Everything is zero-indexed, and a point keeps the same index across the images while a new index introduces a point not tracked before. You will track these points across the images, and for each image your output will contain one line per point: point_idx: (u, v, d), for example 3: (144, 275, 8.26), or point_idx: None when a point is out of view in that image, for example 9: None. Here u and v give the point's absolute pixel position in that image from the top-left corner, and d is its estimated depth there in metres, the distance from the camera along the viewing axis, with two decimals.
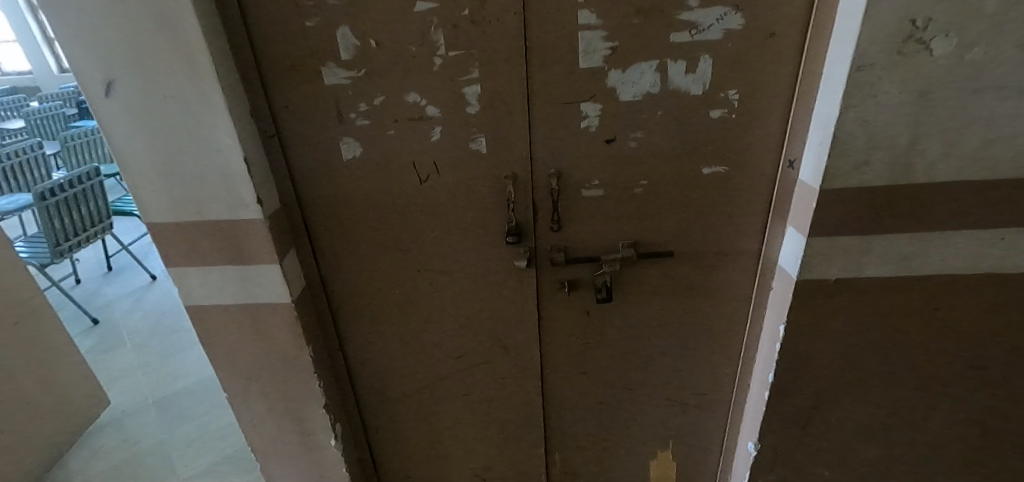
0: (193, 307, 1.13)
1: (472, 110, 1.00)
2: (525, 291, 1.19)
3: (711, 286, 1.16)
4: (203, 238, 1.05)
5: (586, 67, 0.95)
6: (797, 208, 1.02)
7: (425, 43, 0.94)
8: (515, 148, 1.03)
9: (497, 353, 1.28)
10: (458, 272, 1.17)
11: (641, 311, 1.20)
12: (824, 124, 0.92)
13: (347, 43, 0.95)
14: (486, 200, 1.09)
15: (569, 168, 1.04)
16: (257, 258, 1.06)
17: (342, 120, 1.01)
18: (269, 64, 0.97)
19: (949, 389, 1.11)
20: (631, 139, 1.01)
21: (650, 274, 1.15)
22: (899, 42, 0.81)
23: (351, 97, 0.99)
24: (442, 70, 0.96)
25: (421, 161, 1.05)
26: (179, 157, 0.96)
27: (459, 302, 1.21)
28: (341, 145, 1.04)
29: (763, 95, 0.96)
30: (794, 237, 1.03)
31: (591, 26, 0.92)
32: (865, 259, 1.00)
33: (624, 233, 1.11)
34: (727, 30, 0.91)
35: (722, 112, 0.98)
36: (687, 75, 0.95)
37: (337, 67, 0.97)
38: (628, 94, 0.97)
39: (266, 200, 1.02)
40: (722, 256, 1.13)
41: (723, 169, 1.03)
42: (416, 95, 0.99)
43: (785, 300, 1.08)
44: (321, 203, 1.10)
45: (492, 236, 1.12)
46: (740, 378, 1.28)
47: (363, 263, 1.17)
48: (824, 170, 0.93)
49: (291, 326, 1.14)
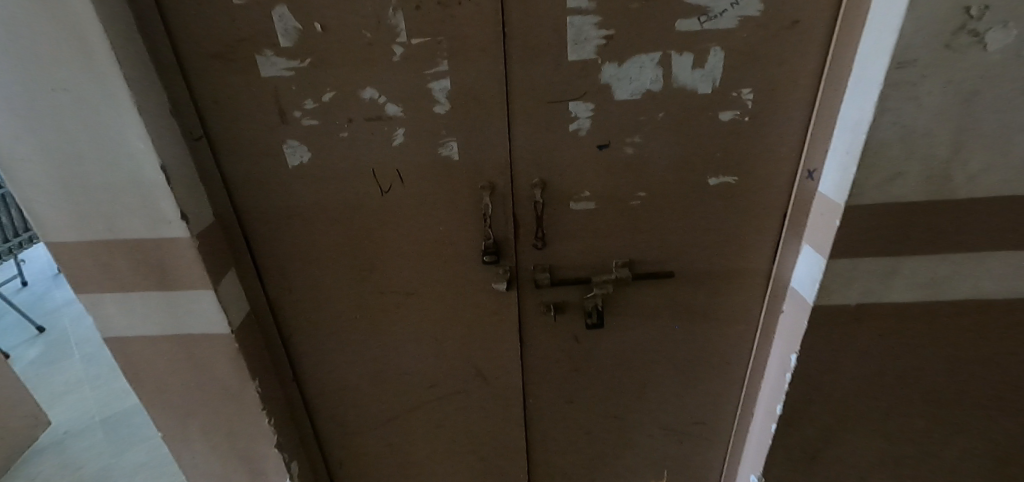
0: (115, 337, 0.96)
1: (440, 110, 0.84)
2: (505, 315, 1.04)
3: (715, 309, 1.03)
4: (118, 259, 0.87)
5: (576, 60, 0.80)
6: (816, 226, 0.88)
7: (382, 28, 0.78)
8: (492, 153, 0.88)
9: (473, 382, 1.13)
10: (427, 293, 1.02)
11: (635, 336, 1.07)
12: (852, 130, 0.78)
13: (286, 26, 0.78)
14: (459, 214, 0.93)
15: (555, 177, 0.90)
16: (187, 283, 0.89)
17: (285, 119, 0.85)
18: (189, 51, 0.79)
19: (970, 421, 1.01)
20: (627, 145, 0.87)
21: (647, 297, 1.02)
22: (949, 34, 0.68)
23: (295, 92, 0.83)
24: (402, 61, 0.80)
25: (382, 169, 0.89)
26: (81, 164, 0.79)
27: (430, 326, 1.06)
28: (285, 149, 0.87)
29: (782, 94, 0.82)
30: (812, 257, 0.90)
31: (583, 10, 0.76)
32: (889, 283, 0.88)
33: (617, 251, 0.97)
34: (743, 18, 0.76)
35: (734, 115, 0.84)
36: (695, 70, 0.80)
37: (275, 55, 0.80)
38: (624, 92, 0.82)
39: (193, 215, 0.85)
40: (728, 277, 0.99)
41: (732, 180, 0.89)
42: (372, 90, 0.83)
43: (798, 327, 0.96)
44: (265, 215, 0.94)
45: (466, 253, 0.98)
46: (743, 407, 1.15)
47: (317, 284, 1.01)
48: (851, 184, 0.79)
49: (232, 358, 0.98)
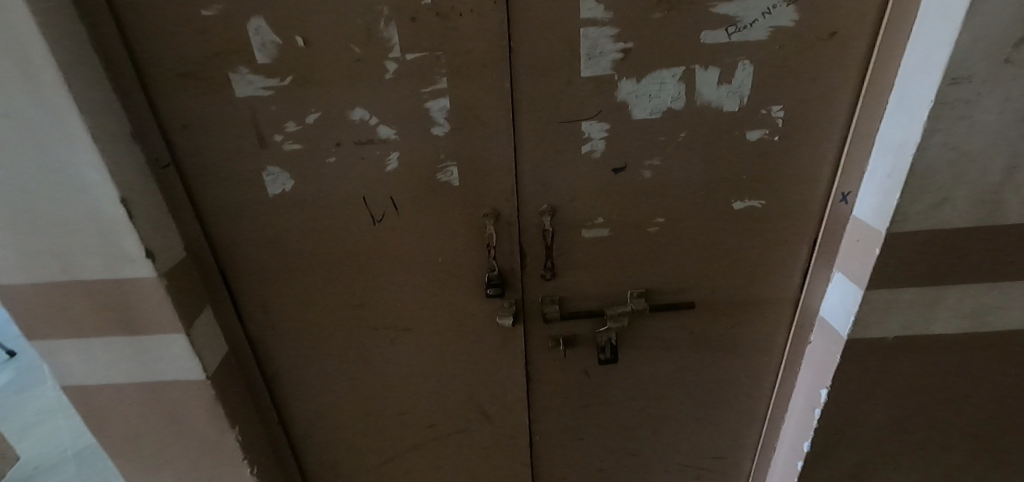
0: (76, 386, 0.86)
1: (439, 132, 0.76)
2: (510, 350, 0.96)
3: (737, 340, 0.95)
4: (76, 302, 0.77)
5: (590, 76, 0.72)
6: (850, 253, 0.81)
7: (372, 42, 0.69)
8: (497, 178, 0.79)
9: (476, 420, 1.04)
10: (425, 329, 0.93)
11: (651, 369, 0.98)
12: (895, 152, 0.71)
13: (263, 40, 0.69)
14: (460, 243, 0.85)
15: (566, 202, 0.82)
16: (155, 327, 0.80)
17: (264, 143, 0.76)
18: (153, 69, 0.70)
19: (1013, 457, 0.93)
20: (645, 168, 0.79)
21: (664, 329, 0.94)
22: (1010, 46, 0.61)
23: (275, 113, 0.74)
24: (396, 78, 0.72)
25: (374, 196, 0.80)
26: (28, 198, 0.69)
27: (428, 363, 0.97)
28: (265, 176, 0.78)
29: (815, 112, 0.75)
30: (845, 287, 0.83)
31: (599, 21, 0.68)
32: (929, 314, 0.81)
33: (633, 281, 0.89)
34: (776, 29, 0.69)
35: (762, 134, 0.76)
36: (721, 86, 0.73)
37: (252, 73, 0.71)
38: (643, 110, 0.74)
39: (161, 252, 0.76)
40: (752, 306, 0.92)
41: (758, 204, 0.82)
42: (362, 110, 0.74)
43: (829, 360, 0.88)
44: (243, 248, 0.84)
45: (468, 285, 0.89)
46: (765, 441, 1.07)
47: (302, 320, 0.92)
48: (893, 210, 0.72)
49: (208, 406, 0.88)
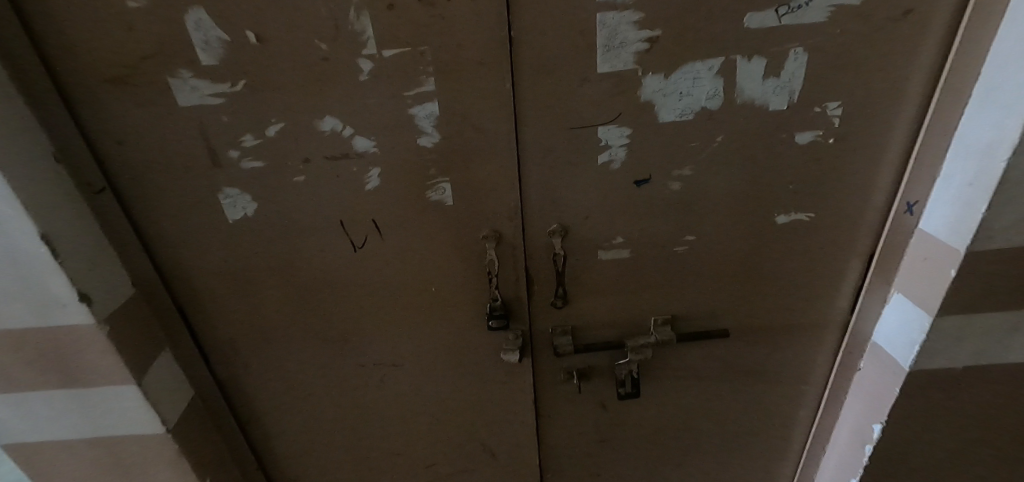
0: (15, 445, 0.74)
1: (427, 143, 0.63)
2: (518, 385, 0.84)
3: (776, 367, 0.84)
4: (4, 352, 0.65)
5: (608, 72, 0.59)
6: (914, 273, 0.69)
7: (341, 36, 0.57)
8: (498, 194, 0.67)
9: (479, 459, 0.93)
10: (419, 364, 0.82)
11: (676, 401, 0.87)
12: (981, 156, 0.58)
13: (206, 36, 0.56)
14: (458, 269, 0.73)
15: (580, 220, 0.69)
16: (101, 378, 0.68)
17: (218, 161, 0.63)
18: (75, 74, 0.57)
19: None
20: (672, 179, 0.66)
21: (691, 357, 0.82)
22: None
23: (228, 125, 0.61)
24: (373, 80, 0.59)
25: (354, 219, 0.68)
26: None
27: (424, 400, 0.86)
28: (222, 200, 0.66)
29: (879, 108, 0.62)
30: (906, 312, 0.71)
31: (619, 4, 0.56)
32: (1006, 341, 0.69)
33: (656, 307, 0.77)
34: (837, 9, 0.56)
35: (814, 136, 0.64)
36: (767, 80, 0.60)
37: (196, 77, 0.58)
38: (672, 112, 0.62)
39: (100, 293, 0.63)
40: (794, 331, 0.80)
41: (806, 217, 0.70)
42: (334, 120, 0.61)
43: (884, 392, 0.76)
44: (204, 281, 0.72)
45: (467, 316, 0.77)
46: (802, 473, 0.96)
47: (277, 359, 0.80)
48: (974, 225, 0.60)
49: (170, 463, 0.76)
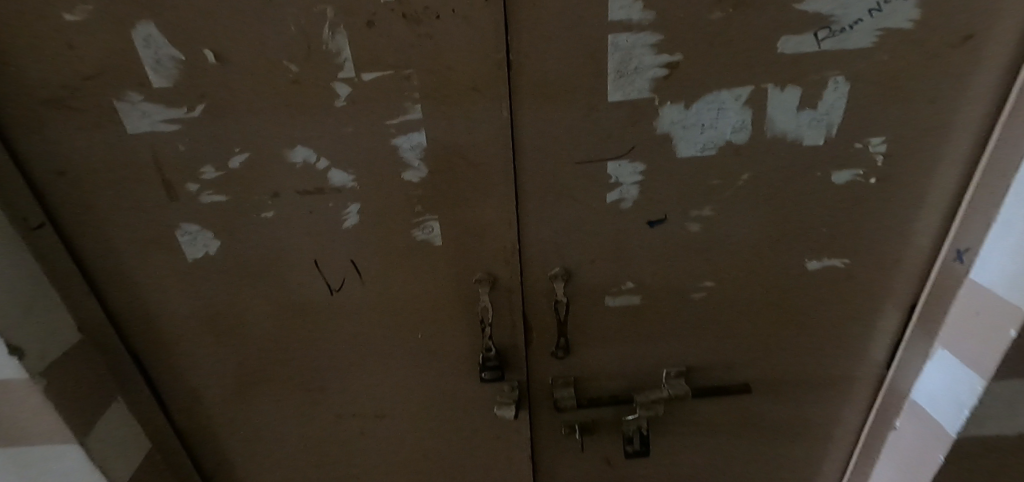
0: None
1: (413, 177, 0.56)
2: (514, 439, 0.75)
3: (801, 424, 0.75)
4: None
5: (620, 100, 0.52)
6: (963, 328, 0.60)
7: (315, 57, 0.49)
8: (493, 234, 0.59)
9: None
10: (404, 416, 0.73)
11: (689, 457, 0.78)
12: None
13: (158, 55, 0.48)
14: (448, 315, 0.65)
15: (585, 263, 0.61)
16: (39, 437, 0.59)
17: (175, 194, 0.55)
18: (7, 97, 0.50)
19: None
20: (690, 220, 0.59)
21: (707, 411, 0.74)
22: None
23: (186, 155, 0.53)
24: (351, 106, 0.52)
25: (330, 259, 0.60)
26: None
27: (409, 454, 0.77)
28: (181, 237, 0.58)
29: (928, 145, 0.55)
30: (953, 371, 0.62)
31: (634, 24, 0.48)
32: None
33: (669, 357, 0.69)
34: (885, 33, 0.49)
35: (853, 174, 0.56)
36: (802, 112, 0.52)
37: (147, 101, 0.50)
38: (692, 145, 0.54)
39: (35, 343, 0.55)
40: (822, 385, 0.72)
41: (841, 263, 0.62)
42: (306, 150, 0.54)
43: (923, 459, 0.67)
44: (161, 325, 0.64)
45: (458, 365, 0.69)
46: None
47: (244, 409, 0.71)
48: None
49: None
